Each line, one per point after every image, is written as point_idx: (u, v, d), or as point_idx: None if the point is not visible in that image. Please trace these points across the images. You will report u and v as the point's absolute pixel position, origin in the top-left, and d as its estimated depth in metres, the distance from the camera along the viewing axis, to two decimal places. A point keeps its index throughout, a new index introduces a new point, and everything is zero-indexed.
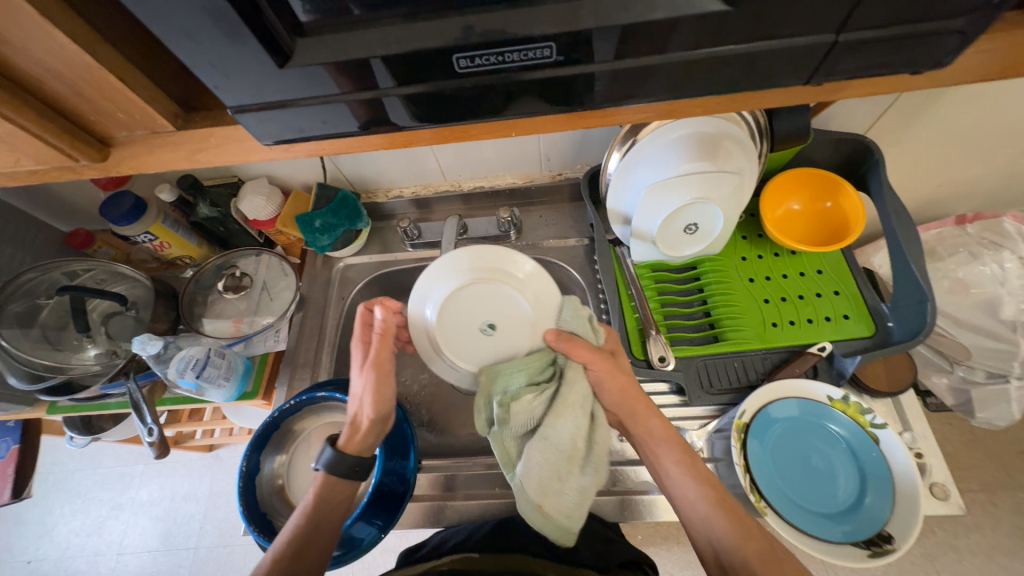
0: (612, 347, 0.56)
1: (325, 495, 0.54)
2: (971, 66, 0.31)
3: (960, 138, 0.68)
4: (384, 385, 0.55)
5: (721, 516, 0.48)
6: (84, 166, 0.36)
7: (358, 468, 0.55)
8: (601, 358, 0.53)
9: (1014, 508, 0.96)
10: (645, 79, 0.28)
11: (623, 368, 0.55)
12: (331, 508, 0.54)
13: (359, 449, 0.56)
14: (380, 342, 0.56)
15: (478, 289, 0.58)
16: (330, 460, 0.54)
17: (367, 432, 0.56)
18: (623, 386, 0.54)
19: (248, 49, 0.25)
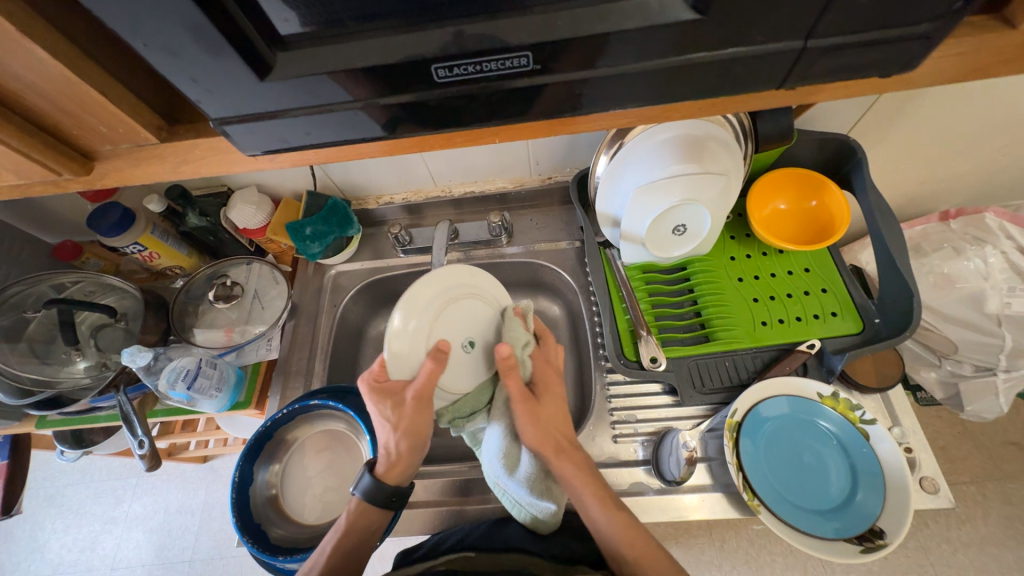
0: (538, 389, 0.58)
1: (359, 523, 0.55)
2: (941, 68, 0.31)
3: (939, 136, 0.69)
4: (425, 414, 0.52)
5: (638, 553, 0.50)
6: (68, 179, 0.36)
7: (395, 498, 0.55)
8: (525, 403, 0.55)
9: (1005, 499, 0.97)
10: (624, 86, 0.29)
11: (544, 415, 0.56)
12: (363, 540, 0.54)
13: (398, 479, 0.55)
14: (430, 369, 0.51)
15: (454, 316, 0.56)
16: (369, 488, 0.54)
17: (404, 463, 0.54)
18: (540, 435, 0.55)
19: (228, 63, 0.26)
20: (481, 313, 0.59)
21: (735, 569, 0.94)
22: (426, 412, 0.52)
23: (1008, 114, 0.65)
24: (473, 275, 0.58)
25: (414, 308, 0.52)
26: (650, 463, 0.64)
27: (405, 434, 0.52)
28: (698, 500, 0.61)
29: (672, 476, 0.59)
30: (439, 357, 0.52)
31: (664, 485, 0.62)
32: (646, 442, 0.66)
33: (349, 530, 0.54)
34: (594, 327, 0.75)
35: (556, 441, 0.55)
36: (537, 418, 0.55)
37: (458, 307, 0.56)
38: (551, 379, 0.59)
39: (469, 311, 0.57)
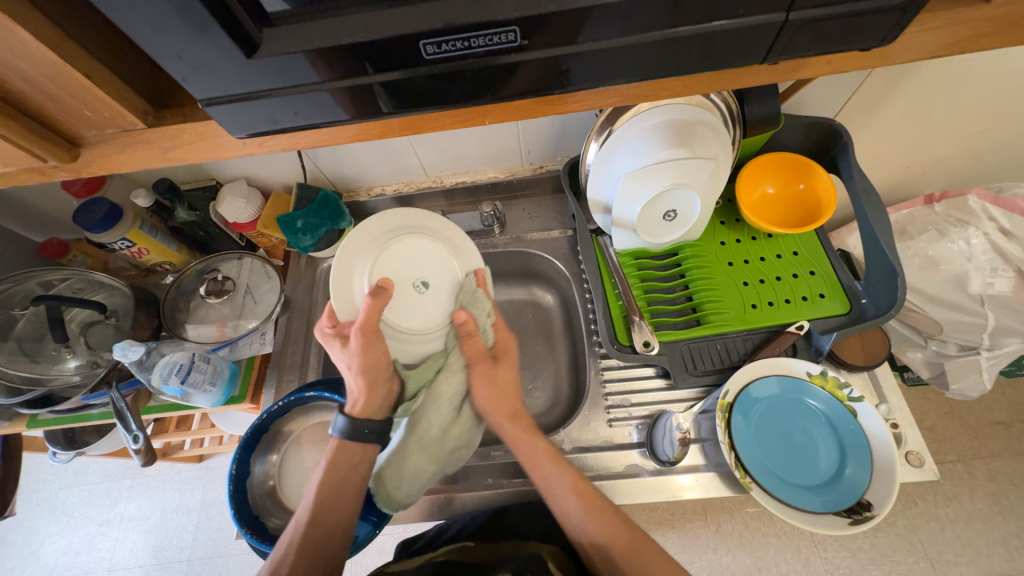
0: (497, 352, 0.59)
1: (337, 462, 0.54)
2: (920, 43, 0.32)
3: (922, 120, 0.70)
4: (377, 346, 0.54)
5: (591, 517, 0.51)
6: (53, 166, 0.36)
7: (373, 430, 0.55)
8: (479, 364, 0.58)
9: (990, 476, 1.00)
10: (610, 61, 0.29)
11: (499, 377, 0.58)
12: (347, 478, 0.54)
13: (371, 414, 0.56)
14: (370, 305, 0.53)
15: (403, 255, 0.60)
16: (345, 427, 0.54)
17: (372, 397, 0.55)
18: (495, 400, 0.58)
19: (214, 39, 0.25)
20: (446, 264, 0.62)
21: (729, 550, 0.96)
22: (381, 342, 0.55)
23: (991, 97, 0.66)
24: (423, 219, 0.63)
25: (358, 251, 0.59)
26: (645, 445, 0.65)
27: (364, 369, 0.54)
28: (691, 480, 0.62)
29: (667, 457, 0.61)
30: (379, 294, 0.54)
31: (658, 466, 0.63)
32: (640, 425, 0.67)
33: (333, 469, 0.54)
34: (588, 314, 0.76)
35: (510, 412, 0.58)
36: (484, 387, 0.58)
37: (408, 246, 0.61)
38: (510, 341, 0.61)
39: (415, 245, 0.61)
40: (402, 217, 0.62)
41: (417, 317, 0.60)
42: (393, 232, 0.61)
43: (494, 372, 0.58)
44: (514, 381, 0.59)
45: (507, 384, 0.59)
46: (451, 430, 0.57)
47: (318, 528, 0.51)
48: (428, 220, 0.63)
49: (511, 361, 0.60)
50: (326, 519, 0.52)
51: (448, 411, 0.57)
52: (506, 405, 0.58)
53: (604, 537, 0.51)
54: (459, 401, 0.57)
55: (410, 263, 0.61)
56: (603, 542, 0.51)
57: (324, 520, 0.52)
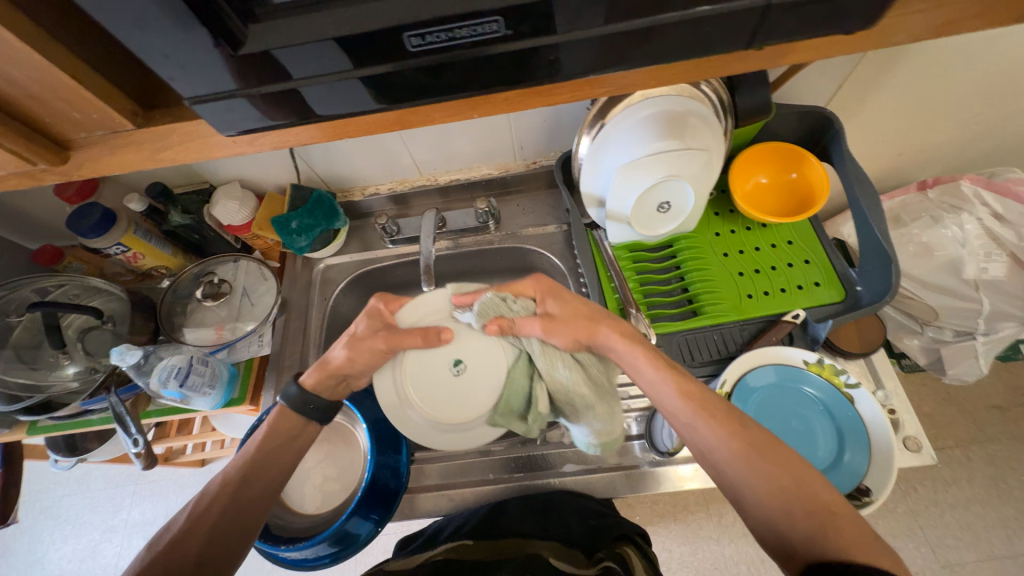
0: (549, 308, 0.55)
1: (277, 427, 0.53)
2: (906, 25, 0.32)
3: (914, 106, 0.70)
4: (376, 354, 0.56)
5: (745, 461, 0.43)
6: (43, 170, 0.36)
7: (315, 407, 0.55)
8: (538, 323, 0.54)
9: (988, 460, 1.00)
10: (597, 50, 0.29)
11: (573, 322, 0.54)
12: (281, 447, 0.53)
13: (320, 389, 0.56)
14: (417, 339, 0.57)
15: (422, 371, 0.59)
16: (293, 396, 0.54)
17: (329, 373, 0.56)
18: (577, 335, 0.54)
19: (199, 36, 0.26)
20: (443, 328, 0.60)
21: (731, 540, 0.97)
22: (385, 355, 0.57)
23: (981, 82, 0.66)
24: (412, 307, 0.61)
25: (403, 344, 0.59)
26: (644, 437, 0.65)
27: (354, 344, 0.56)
28: (691, 470, 0.63)
29: (666, 447, 0.62)
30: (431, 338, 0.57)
31: (658, 457, 0.64)
32: (639, 417, 0.67)
33: (269, 435, 0.53)
34: None
35: (586, 332, 0.54)
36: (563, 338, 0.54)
37: (416, 361, 0.59)
38: (543, 282, 0.57)
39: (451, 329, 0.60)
40: (417, 306, 0.60)
41: (472, 400, 0.58)
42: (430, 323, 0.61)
43: (557, 325, 0.54)
44: (580, 306, 0.55)
45: (577, 314, 0.55)
46: (592, 379, 0.54)
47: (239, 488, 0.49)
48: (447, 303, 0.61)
49: (576, 312, 0.55)
50: (253, 479, 0.50)
51: (578, 375, 0.53)
52: (581, 330, 0.54)
53: (721, 443, 0.45)
54: (574, 361, 0.54)
55: (431, 366, 0.59)
56: (716, 451, 0.45)
57: (252, 480, 0.51)
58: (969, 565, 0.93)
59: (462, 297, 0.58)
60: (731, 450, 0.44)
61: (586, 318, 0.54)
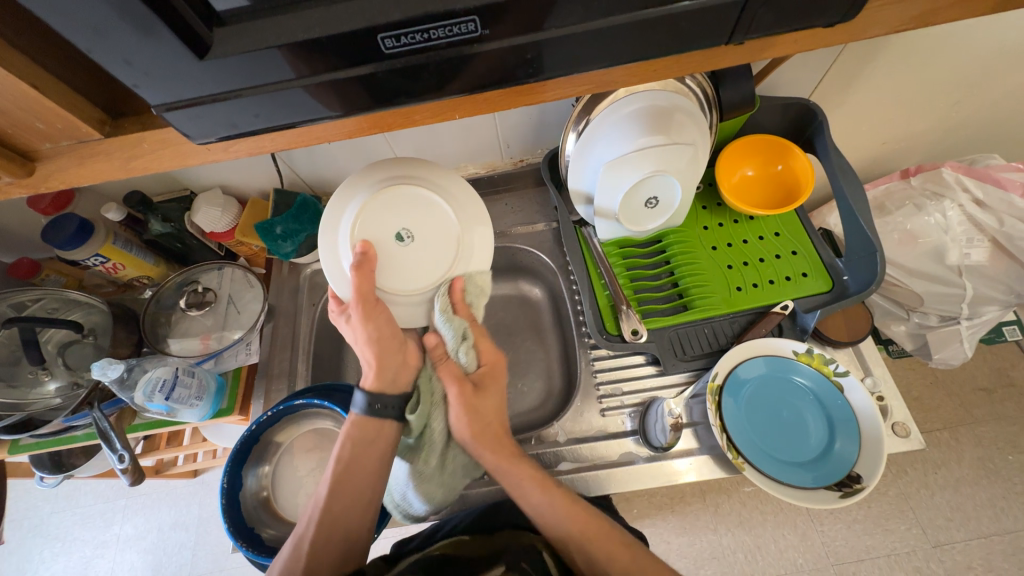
0: (478, 379, 0.60)
1: (358, 439, 0.55)
2: (884, 17, 0.32)
3: (895, 95, 0.71)
4: (374, 320, 0.55)
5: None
6: (9, 183, 0.35)
7: (386, 404, 0.56)
8: (460, 383, 0.58)
9: (975, 441, 1.02)
10: (578, 48, 0.29)
11: (481, 405, 0.58)
12: (365, 455, 0.55)
13: (383, 387, 0.57)
14: (358, 278, 0.52)
15: (376, 214, 0.55)
16: (362, 402, 0.55)
17: (382, 366, 0.57)
18: (473, 427, 0.57)
19: (163, 42, 0.25)
20: (423, 198, 0.56)
21: (728, 530, 0.98)
22: (379, 310, 0.55)
23: (960, 70, 0.67)
24: (419, 165, 0.58)
25: (354, 193, 0.56)
26: (638, 432, 0.65)
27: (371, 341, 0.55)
28: (687, 465, 0.63)
29: (660, 443, 0.61)
30: (362, 264, 0.53)
31: (653, 452, 0.64)
32: (633, 412, 0.67)
33: (349, 447, 0.55)
34: (576, 305, 0.76)
35: (489, 433, 0.57)
36: (461, 415, 0.57)
37: (390, 197, 0.56)
38: (496, 366, 0.61)
39: (410, 195, 0.56)
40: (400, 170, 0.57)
41: (410, 272, 0.57)
42: (391, 181, 0.56)
43: (475, 399, 0.58)
44: (497, 406, 0.59)
45: (491, 406, 0.59)
46: (443, 462, 0.57)
47: (340, 503, 0.53)
48: (425, 171, 0.58)
49: (489, 397, 0.59)
50: (345, 492, 0.53)
51: (437, 447, 0.57)
52: (487, 430, 0.57)
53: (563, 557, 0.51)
54: (442, 434, 0.58)
55: (386, 218, 0.56)
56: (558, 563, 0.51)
57: (347, 492, 0.53)
58: (958, 544, 0.95)
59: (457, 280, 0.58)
60: (566, 526, 0.51)
61: (495, 413, 0.58)
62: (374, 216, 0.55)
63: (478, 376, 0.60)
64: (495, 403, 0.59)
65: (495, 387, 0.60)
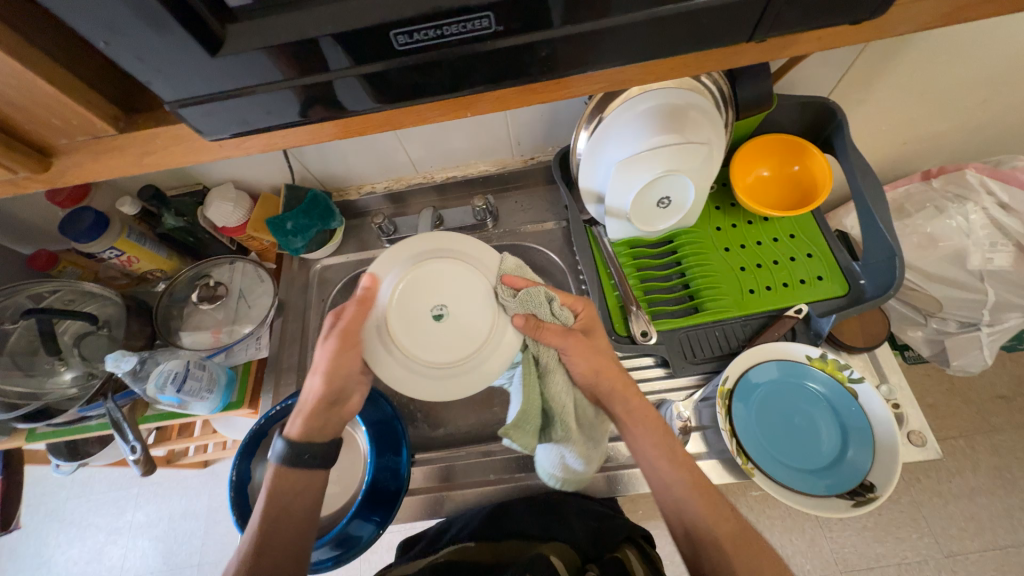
0: (585, 326, 0.56)
1: (277, 490, 0.53)
2: (915, 14, 0.31)
3: (919, 94, 0.68)
4: (350, 353, 0.53)
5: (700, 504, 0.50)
6: (26, 178, 0.35)
7: (312, 456, 0.54)
8: (570, 338, 0.53)
9: (992, 451, 1.00)
10: (593, 45, 0.28)
11: (592, 352, 0.54)
12: (292, 504, 0.53)
13: (312, 437, 0.54)
14: (353, 313, 0.54)
15: (411, 291, 0.58)
16: (283, 452, 0.53)
17: (312, 417, 0.54)
18: (591, 369, 0.53)
19: (176, 38, 0.25)
20: (450, 268, 0.59)
21: None
22: (356, 349, 0.54)
23: (988, 68, 0.65)
24: (437, 239, 0.61)
25: (386, 273, 0.59)
26: None
27: (325, 380, 0.53)
28: None
29: None
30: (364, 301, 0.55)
31: None
32: None
33: (278, 492, 0.53)
34: None
35: (610, 373, 0.54)
36: (586, 365, 0.53)
37: (422, 274, 0.59)
38: (591, 312, 0.57)
39: (437, 266, 0.59)
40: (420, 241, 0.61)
41: (457, 335, 0.57)
42: (419, 257, 0.60)
43: (589, 343, 0.55)
44: (609, 349, 0.56)
45: (603, 351, 0.55)
46: (579, 417, 0.55)
47: (265, 555, 0.50)
48: (446, 243, 0.61)
49: (597, 346, 0.55)
50: (273, 542, 0.51)
51: (569, 400, 0.53)
52: (616, 379, 0.54)
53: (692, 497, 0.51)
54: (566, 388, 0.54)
55: (421, 293, 0.58)
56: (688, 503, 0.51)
57: (265, 548, 0.50)
58: (973, 555, 0.93)
59: (513, 281, 0.56)
60: (683, 488, 0.51)
61: (608, 356, 0.55)
62: (406, 297, 0.58)
63: (581, 331, 0.56)
64: (603, 350, 0.55)
65: (600, 338, 0.56)
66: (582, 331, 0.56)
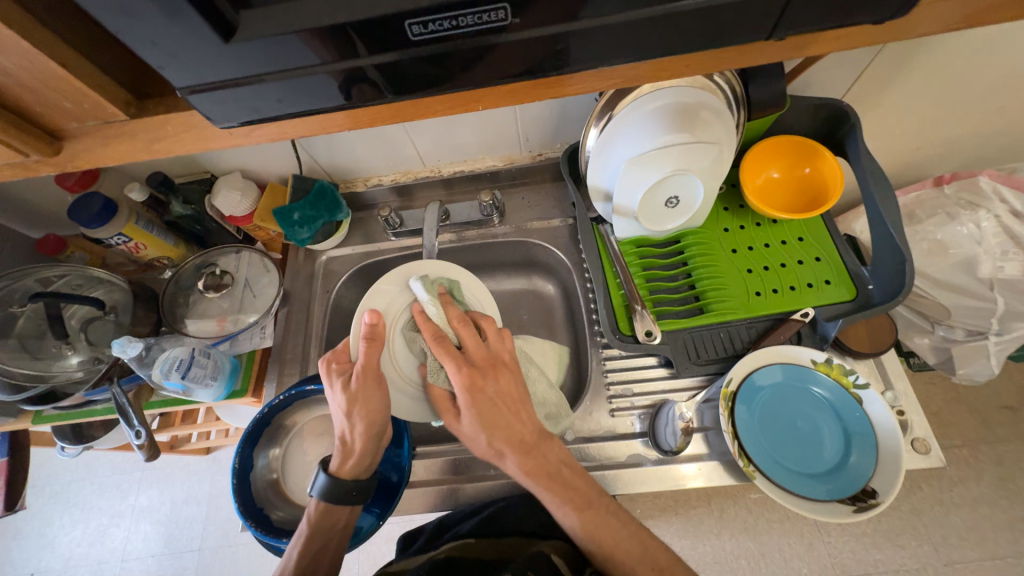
0: (484, 362, 0.55)
1: (321, 524, 0.54)
2: (937, 15, 0.31)
3: (936, 98, 0.67)
4: (373, 391, 0.54)
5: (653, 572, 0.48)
6: (37, 161, 0.35)
7: (357, 492, 0.55)
8: (462, 369, 0.53)
9: (995, 460, 0.99)
10: (608, 40, 0.28)
11: (485, 400, 0.52)
12: (327, 540, 0.54)
13: (357, 473, 0.56)
14: (365, 349, 0.54)
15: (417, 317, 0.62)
16: (326, 487, 0.54)
17: (361, 456, 0.55)
18: (487, 432, 0.52)
19: (189, 24, 0.24)
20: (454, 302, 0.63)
21: (733, 535, 0.97)
22: (380, 388, 0.55)
23: (1007, 74, 0.64)
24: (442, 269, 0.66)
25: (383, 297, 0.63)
26: (648, 434, 0.65)
27: (353, 420, 0.54)
28: (695, 469, 0.62)
29: (670, 446, 0.60)
30: (372, 339, 0.54)
31: (661, 456, 0.63)
32: (643, 414, 0.67)
33: (313, 533, 0.53)
34: (589, 304, 0.75)
35: (508, 439, 0.52)
36: (474, 419, 0.52)
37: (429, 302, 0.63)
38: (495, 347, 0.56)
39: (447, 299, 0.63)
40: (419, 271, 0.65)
41: None
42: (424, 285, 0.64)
43: (483, 396, 0.52)
44: (512, 400, 0.53)
45: (500, 396, 0.53)
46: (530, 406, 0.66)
47: None
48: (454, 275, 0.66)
49: (499, 387, 0.53)
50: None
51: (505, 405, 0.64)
52: (510, 435, 0.52)
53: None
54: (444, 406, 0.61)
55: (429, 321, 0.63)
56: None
57: None
58: (972, 564, 0.92)
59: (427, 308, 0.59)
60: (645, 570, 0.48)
61: (513, 400, 0.53)
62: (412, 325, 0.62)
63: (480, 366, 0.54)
64: (507, 396, 0.53)
65: (502, 382, 0.54)
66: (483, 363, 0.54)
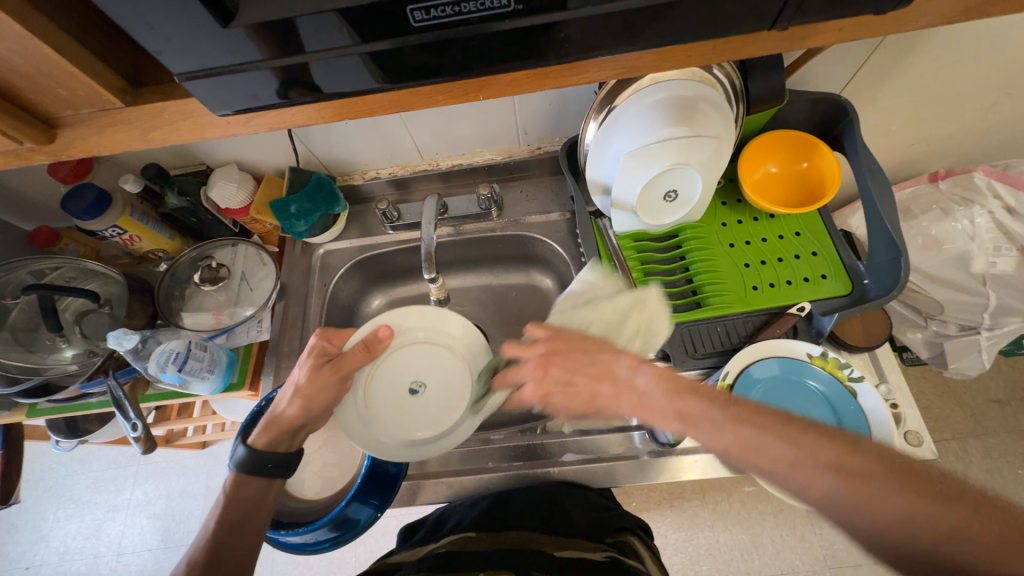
0: (550, 359, 0.51)
1: (238, 495, 0.51)
2: (938, 7, 0.31)
3: (933, 93, 0.68)
4: (328, 385, 0.56)
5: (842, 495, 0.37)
6: (31, 149, 0.35)
7: (273, 465, 0.52)
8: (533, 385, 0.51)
9: (984, 453, 1.01)
10: (611, 27, 0.28)
11: (562, 393, 0.50)
12: (250, 513, 0.51)
13: (276, 445, 0.54)
14: (359, 353, 0.58)
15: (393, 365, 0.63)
16: (244, 459, 0.52)
17: (279, 429, 0.54)
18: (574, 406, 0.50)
19: (186, 8, 0.24)
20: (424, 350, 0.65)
21: (727, 527, 0.99)
22: (336, 387, 0.57)
23: (1003, 70, 0.64)
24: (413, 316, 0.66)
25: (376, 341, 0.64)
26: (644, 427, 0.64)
27: (305, 400, 0.55)
28: (690, 461, 0.62)
29: (666, 439, 0.60)
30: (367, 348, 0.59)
31: (658, 448, 0.63)
32: None
33: (233, 504, 0.51)
34: None
35: (593, 402, 0.49)
36: (567, 406, 0.50)
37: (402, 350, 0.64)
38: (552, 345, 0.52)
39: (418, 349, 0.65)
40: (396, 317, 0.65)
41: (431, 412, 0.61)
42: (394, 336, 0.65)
43: (556, 390, 0.50)
44: (583, 367, 0.50)
45: (569, 377, 0.50)
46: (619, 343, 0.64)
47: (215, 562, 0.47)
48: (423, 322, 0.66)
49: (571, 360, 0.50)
50: (223, 554, 0.48)
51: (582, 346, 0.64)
52: (599, 400, 0.48)
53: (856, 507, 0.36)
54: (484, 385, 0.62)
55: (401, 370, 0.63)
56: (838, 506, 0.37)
57: (213, 558, 0.48)
58: None
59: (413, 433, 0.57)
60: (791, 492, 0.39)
61: (587, 360, 0.50)
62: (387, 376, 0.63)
63: (543, 363, 0.51)
64: (578, 364, 0.50)
65: (568, 360, 0.51)
66: (547, 355, 0.51)
